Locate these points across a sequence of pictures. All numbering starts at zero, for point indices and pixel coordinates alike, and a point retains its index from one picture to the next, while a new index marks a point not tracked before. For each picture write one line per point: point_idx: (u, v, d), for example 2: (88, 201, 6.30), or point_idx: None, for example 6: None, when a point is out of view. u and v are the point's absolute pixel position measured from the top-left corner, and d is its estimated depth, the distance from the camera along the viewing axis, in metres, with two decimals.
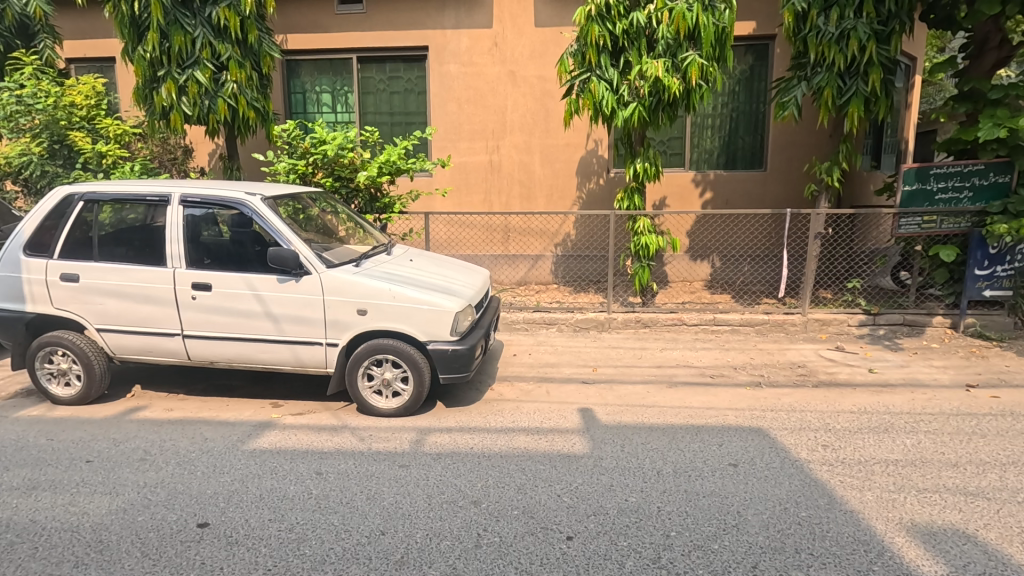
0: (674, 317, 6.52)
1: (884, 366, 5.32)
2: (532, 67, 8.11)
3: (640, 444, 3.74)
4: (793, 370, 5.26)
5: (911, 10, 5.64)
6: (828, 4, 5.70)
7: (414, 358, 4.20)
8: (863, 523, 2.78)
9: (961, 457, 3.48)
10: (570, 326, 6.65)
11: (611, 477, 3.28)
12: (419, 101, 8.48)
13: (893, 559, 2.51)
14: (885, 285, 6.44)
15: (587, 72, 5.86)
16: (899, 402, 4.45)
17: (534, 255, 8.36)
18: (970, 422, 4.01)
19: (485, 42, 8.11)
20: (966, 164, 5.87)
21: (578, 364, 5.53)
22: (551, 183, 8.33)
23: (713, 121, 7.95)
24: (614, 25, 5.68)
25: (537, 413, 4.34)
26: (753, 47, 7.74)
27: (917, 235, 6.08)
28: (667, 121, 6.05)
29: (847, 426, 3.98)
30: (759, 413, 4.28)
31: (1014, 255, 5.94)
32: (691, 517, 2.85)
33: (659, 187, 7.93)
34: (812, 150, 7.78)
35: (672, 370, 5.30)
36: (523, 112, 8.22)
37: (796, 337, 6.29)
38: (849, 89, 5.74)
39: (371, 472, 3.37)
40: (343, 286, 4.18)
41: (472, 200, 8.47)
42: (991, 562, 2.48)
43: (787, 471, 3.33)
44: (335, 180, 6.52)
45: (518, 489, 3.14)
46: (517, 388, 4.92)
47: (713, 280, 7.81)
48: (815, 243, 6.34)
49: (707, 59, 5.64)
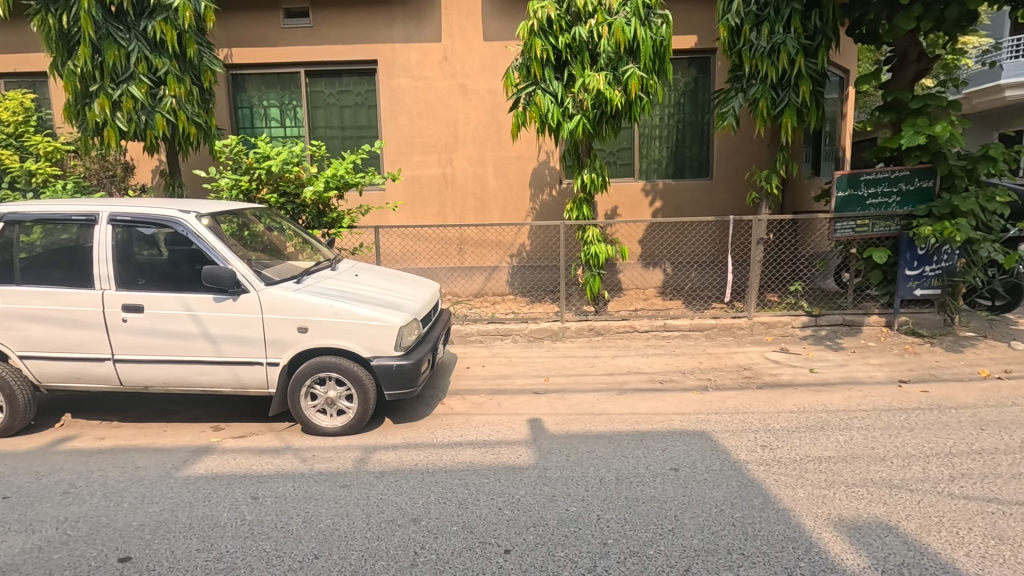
0: (626, 325, 6.64)
1: (824, 365, 5.51)
2: (482, 80, 8.18)
3: (586, 453, 3.76)
4: (739, 373, 5.39)
5: (836, 25, 5.93)
6: (760, 20, 5.94)
7: (359, 374, 4.13)
8: (794, 520, 2.86)
9: (889, 450, 3.62)
10: (525, 337, 6.66)
11: (553, 487, 3.28)
12: (370, 115, 8.43)
13: (819, 555, 2.58)
14: (827, 287, 6.85)
15: (533, 85, 5.96)
16: (837, 400, 4.60)
17: (489, 266, 8.38)
18: (900, 417, 4.18)
19: (434, 56, 8.14)
20: (894, 171, 6.15)
21: (531, 374, 5.54)
22: (505, 195, 8.38)
23: (660, 131, 8.16)
24: (556, 39, 5.78)
25: (486, 426, 4.31)
26: (696, 61, 8.00)
27: (852, 238, 6.35)
28: (611, 133, 6.17)
29: (786, 426, 4.10)
30: (705, 416, 4.37)
31: (940, 256, 6.26)
32: (628, 524, 2.87)
33: (609, 197, 8.09)
34: (754, 159, 8.07)
35: (623, 377, 5.36)
36: (474, 125, 8.26)
37: (743, 340, 6.46)
38: (782, 100, 5.98)
39: (311, 494, 3.28)
40: (282, 304, 4.09)
41: (425, 213, 8.44)
42: (909, 552, 2.57)
43: (727, 473, 3.40)
44: (281, 196, 6.41)
45: (459, 504, 3.11)
46: (468, 401, 4.88)
47: (665, 287, 8.00)
48: (758, 248, 6.54)
49: (647, 72, 5.79)
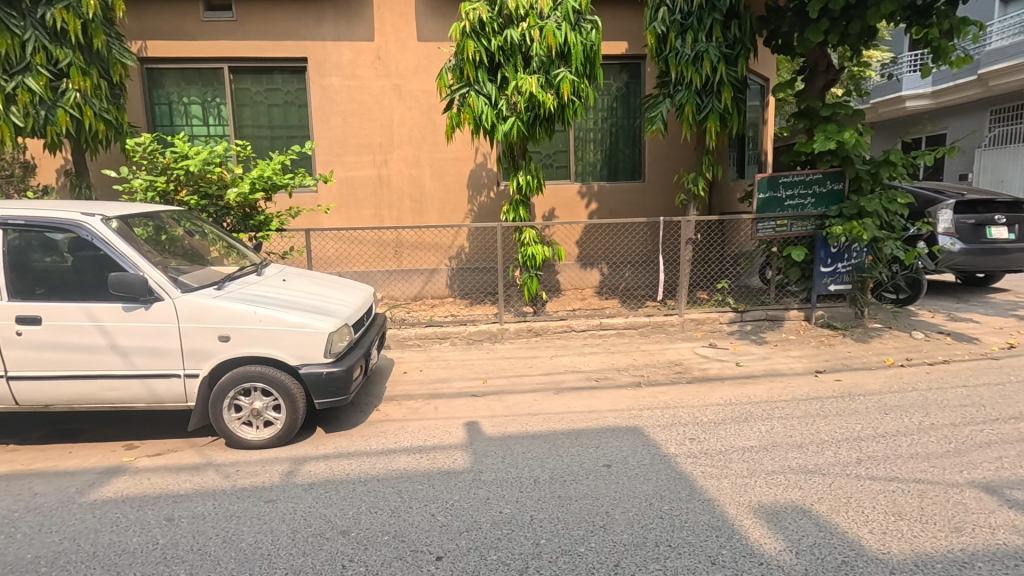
0: (564, 325, 6.71)
1: (749, 359, 5.79)
2: (417, 81, 8.08)
3: (522, 453, 3.77)
4: (671, 368, 5.58)
5: (754, 36, 6.26)
6: (684, 28, 6.19)
7: (287, 384, 3.96)
8: (718, 509, 2.97)
9: (805, 438, 3.84)
10: (463, 340, 6.62)
11: (488, 490, 3.27)
12: (301, 114, 8.14)
13: (740, 541, 2.68)
14: (752, 284, 7.14)
15: (466, 87, 5.96)
16: (760, 392, 4.84)
17: (428, 269, 8.29)
18: (815, 405, 4.45)
19: (367, 55, 7.96)
20: (808, 174, 6.54)
21: (469, 377, 5.50)
22: (442, 197, 8.30)
23: (594, 135, 8.34)
24: (488, 41, 5.80)
25: (422, 431, 4.24)
26: (627, 66, 8.23)
27: (773, 237, 6.72)
28: (545, 135, 6.22)
29: (713, 418, 4.27)
30: (638, 412, 4.48)
31: (850, 253, 6.73)
32: (560, 523, 2.90)
33: (546, 199, 8.17)
34: (683, 162, 8.38)
35: (560, 377, 5.42)
36: (410, 126, 8.15)
37: (675, 337, 6.69)
38: (706, 106, 6.23)
39: (232, 512, 3.11)
40: (200, 312, 3.85)
41: (361, 215, 8.23)
42: (820, 532, 2.73)
43: (656, 467, 3.49)
44: (202, 198, 6.06)
45: (391, 513, 3.04)
46: (404, 407, 4.79)
47: (602, 286, 8.20)
48: (687, 248, 6.79)
49: (578, 76, 5.88)
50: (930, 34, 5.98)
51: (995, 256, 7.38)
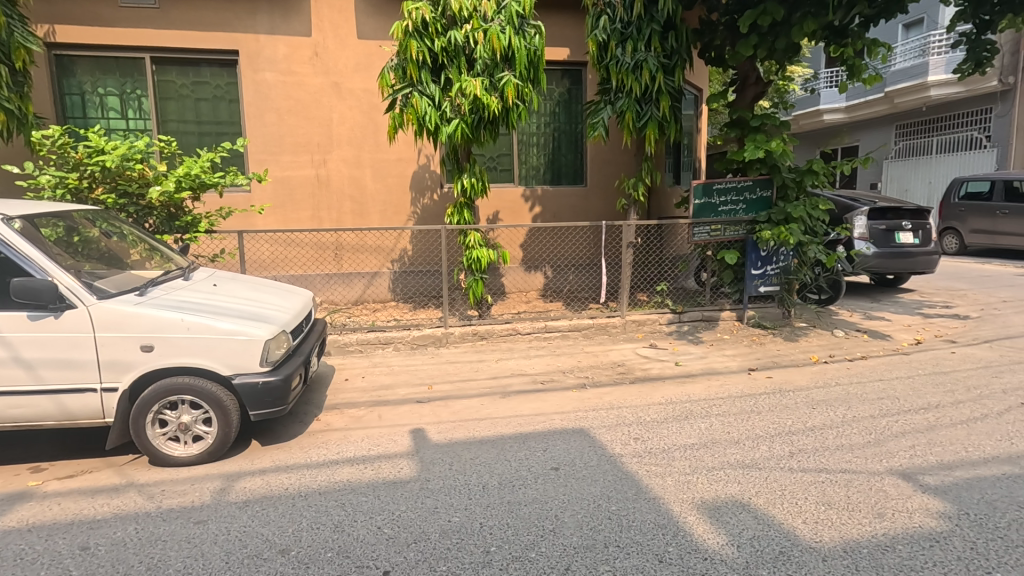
0: (509, 328, 6.70)
1: (688, 358, 5.99)
2: (357, 79, 7.87)
3: (469, 460, 3.72)
4: (615, 369, 5.69)
5: (689, 47, 6.51)
6: (624, 37, 6.35)
7: (219, 396, 3.72)
8: (664, 508, 3.04)
9: (742, 433, 4.01)
10: (407, 344, 6.49)
11: (435, 498, 3.20)
12: (232, 110, 7.73)
13: (685, 538, 2.76)
14: (688, 286, 7.41)
15: (409, 87, 5.87)
16: (699, 390, 5.02)
17: (369, 272, 8.07)
18: (750, 402, 4.66)
19: (303, 51, 7.66)
20: (740, 181, 6.87)
21: (414, 383, 5.37)
22: (383, 199, 8.11)
23: (537, 139, 8.41)
24: (431, 42, 5.73)
25: (366, 440, 4.11)
26: (569, 72, 8.37)
27: (708, 241, 7.03)
28: (490, 138, 6.21)
29: (656, 417, 4.38)
30: (583, 413, 4.53)
31: (777, 257, 7.12)
32: (511, 529, 2.87)
33: (490, 202, 8.17)
34: (623, 168, 8.60)
35: (506, 380, 5.40)
36: (350, 126, 7.92)
37: (617, 338, 6.82)
38: (646, 114, 6.42)
39: (157, 536, 2.88)
40: (120, 321, 3.56)
41: (298, 216, 7.90)
42: (759, 525, 2.85)
43: (603, 468, 3.54)
44: (120, 197, 5.61)
45: (334, 528, 2.91)
46: (346, 415, 4.62)
47: (546, 289, 8.30)
48: (628, 251, 6.97)
49: (522, 80, 5.90)
50: (846, 52, 6.37)
51: (904, 259, 8.02)
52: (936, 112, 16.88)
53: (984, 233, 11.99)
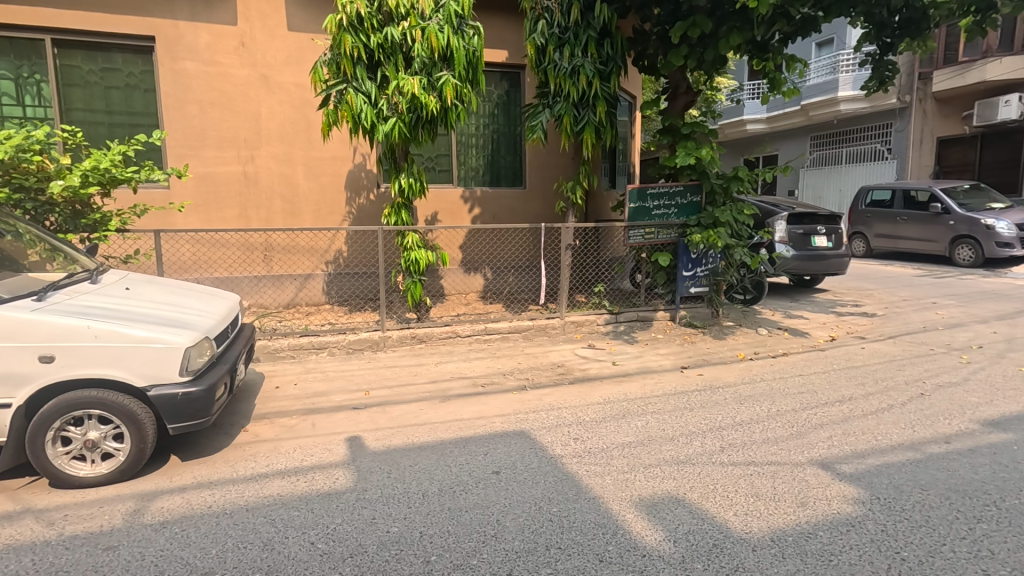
0: (448, 330, 6.61)
1: (624, 358, 6.15)
2: (288, 73, 7.53)
3: (408, 467, 3.62)
4: (554, 370, 5.74)
5: (624, 55, 6.67)
6: (561, 42, 6.43)
7: (132, 409, 3.43)
8: (603, 507, 3.08)
9: (676, 430, 4.14)
10: (343, 349, 6.26)
11: (373, 509, 3.08)
12: (147, 100, 7.19)
13: (624, 536, 2.80)
14: (624, 288, 7.68)
15: (344, 83, 5.69)
16: (635, 389, 5.16)
17: (301, 274, 7.74)
18: (683, 399, 4.83)
19: (228, 41, 7.25)
20: (671, 187, 7.12)
21: (349, 390, 5.18)
22: (316, 198, 7.80)
23: (476, 140, 8.37)
24: (367, 37, 5.57)
25: (298, 450, 3.92)
26: (507, 75, 8.39)
27: (642, 244, 7.24)
28: (428, 138, 6.11)
29: (595, 417, 4.45)
30: (524, 415, 4.54)
31: (706, 259, 7.46)
32: (452, 536, 2.82)
33: (428, 203, 8.06)
34: (561, 170, 8.71)
35: (446, 384, 5.32)
36: (280, 121, 7.56)
37: (556, 339, 6.89)
38: (583, 118, 6.52)
39: (57, 567, 2.61)
40: (14, 329, 3.21)
41: (223, 215, 7.46)
42: (694, 519, 2.94)
43: (544, 470, 3.55)
44: (15, 192, 5.09)
45: (263, 546, 2.75)
46: (277, 425, 4.39)
47: (486, 291, 8.32)
48: (567, 253, 7.07)
49: (460, 80, 5.83)
50: (768, 67, 6.75)
51: (818, 261, 8.60)
52: (845, 125, 18.26)
53: (887, 237, 13.10)
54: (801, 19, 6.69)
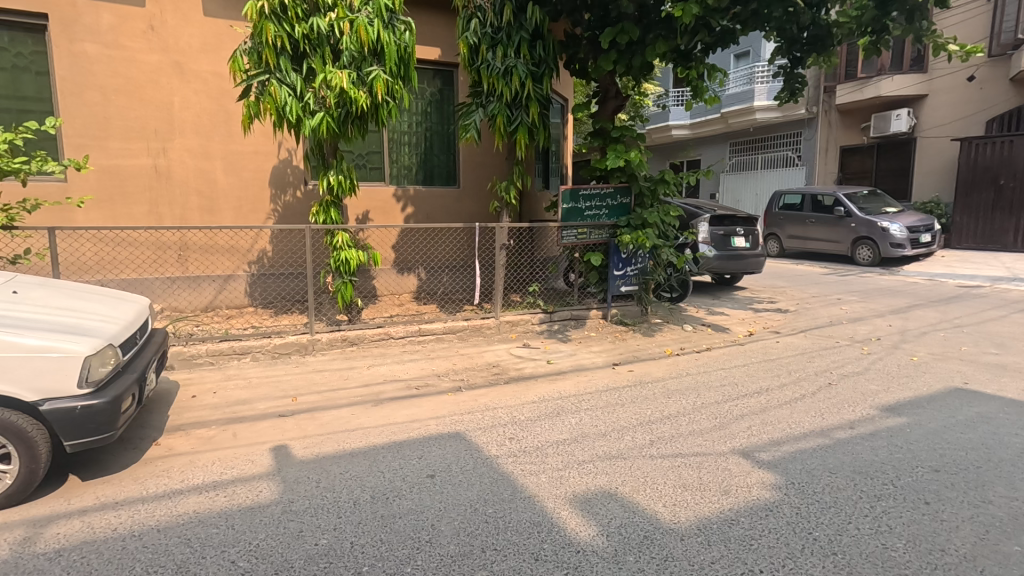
0: (381, 332, 6.44)
1: (558, 356, 6.23)
2: (204, 61, 7.06)
3: (339, 474, 3.49)
4: (490, 370, 5.73)
5: (556, 58, 6.76)
6: (494, 42, 6.43)
7: (21, 427, 3.09)
8: (538, 505, 3.10)
9: (608, 426, 4.24)
10: (267, 354, 5.95)
11: (301, 521, 2.94)
12: (39, 84, 6.52)
13: (559, 533, 2.83)
14: (558, 287, 7.78)
15: (266, 74, 5.40)
16: (569, 386, 5.24)
17: (221, 275, 7.29)
18: (615, 395, 4.96)
19: (135, 23, 6.70)
20: (602, 188, 7.29)
21: (275, 397, 4.93)
22: (237, 194, 7.37)
23: (409, 138, 8.22)
24: (291, 27, 5.32)
25: (217, 463, 3.67)
26: (440, 73, 8.30)
27: (575, 244, 7.34)
28: (358, 134, 5.92)
29: (530, 416, 4.47)
30: (459, 417, 4.49)
31: (636, 259, 7.68)
32: (384, 545, 2.74)
33: (358, 201, 7.83)
34: (495, 170, 8.71)
35: (379, 388, 5.18)
36: (196, 112, 7.08)
37: (491, 339, 6.89)
38: (516, 119, 6.56)
39: None
40: None
41: (130, 211, 6.89)
42: (625, 513, 3.02)
43: (479, 471, 3.52)
44: None
45: (177, 569, 2.55)
46: (193, 437, 4.10)
47: (419, 291, 8.19)
48: (503, 253, 7.07)
49: (392, 76, 5.69)
50: (691, 75, 7.10)
51: (738, 261, 9.10)
52: (761, 133, 19.47)
53: (798, 238, 14.08)
54: (721, 31, 7.07)
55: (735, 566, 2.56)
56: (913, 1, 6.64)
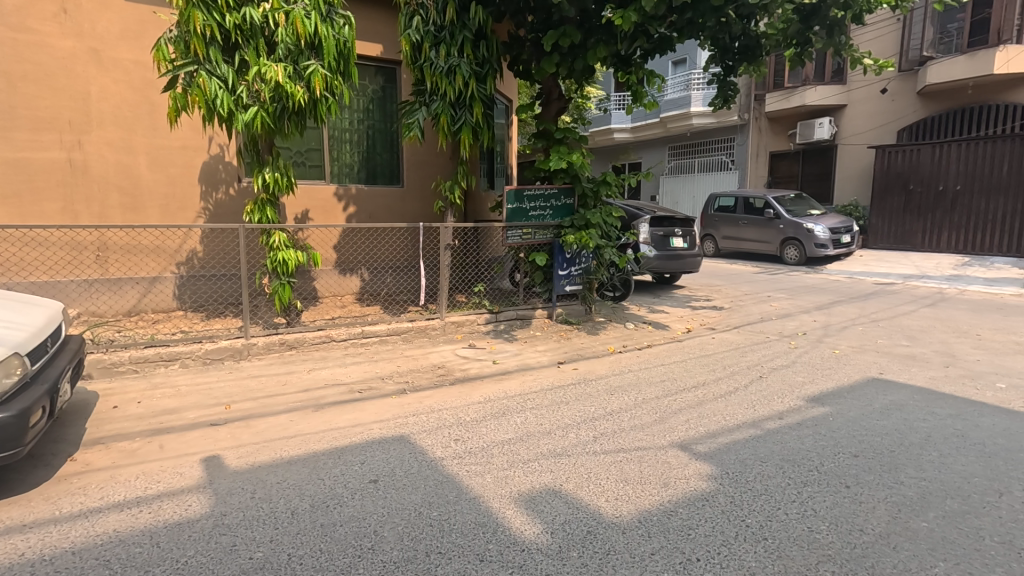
0: (322, 335, 6.25)
1: (504, 356, 6.25)
2: (124, 49, 6.62)
3: (276, 484, 3.35)
4: (435, 372, 5.67)
5: (500, 58, 6.77)
6: (437, 40, 6.37)
7: None
8: (483, 505, 3.09)
9: (553, 424, 4.29)
10: (198, 360, 5.64)
11: (234, 535, 2.80)
12: None
13: (504, 533, 2.83)
14: (503, 287, 7.89)
15: (195, 65, 5.12)
16: (514, 386, 5.26)
17: (146, 277, 6.85)
18: (559, 393, 5.02)
19: (44, 5, 6.18)
20: (546, 189, 7.36)
21: (206, 405, 4.68)
22: (164, 191, 6.96)
23: (350, 135, 8.02)
24: (222, 16, 5.05)
25: (141, 477, 3.44)
26: (382, 70, 8.13)
27: (520, 244, 7.38)
28: (296, 130, 5.72)
29: (475, 416, 4.45)
30: (403, 420, 4.41)
31: (580, 259, 7.80)
32: (324, 554, 2.65)
33: (297, 200, 7.56)
34: (439, 170, 8.63)
35: (320, 392, 5.01)
36: (116, 103, 6.62)
37: (437, 340, 6.82)
38: (460, 118, 6.52)
39: None
40: None
41: (41, 208, 6.36)
42: (569, 509, 3.06)
43: (424, 474, 3.47)
44: None
45: None
46: (114, 451, 3.83)
47: (362, 293, 8.01)
48: (447, 254, 7.01)
49: (331, 71, 5.52)
50: (631, 80, 7.31)
51: (676, 261, 9.42)
52: (697, 137, 20.26)
53: (731, 239, 14.73)
54: (658, 38, 7.31)
55: (674, 556, 2.64)
56: (832, 17, 7.16)
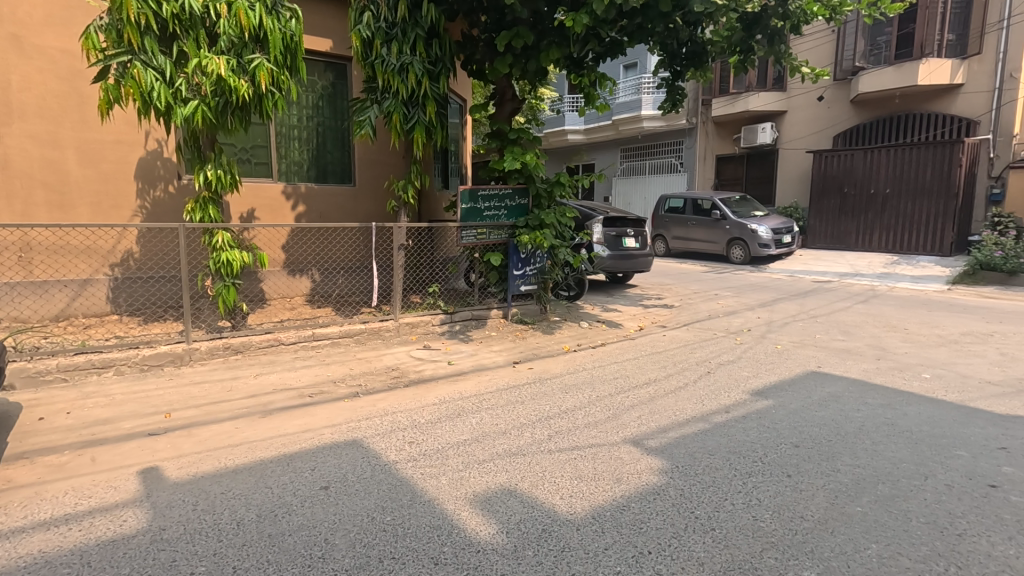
0: (270, 338, 6.04)
1: (459, 356, 6.22)
2: (49, 36, 6.19)
3: (220, 494, 3.21)
4: (389, 374, 5.57)
5: (453, 57, 6.72)
6: (389, 37, 6.27)
7: None
8: (437, 508, 3.06)
9: (508, 424, 4.29)
10: (135, 367, 5.35)
11: (174, 550, 2.67)
12: None
13: (459, 535, 2.81)
14: (458, 287, 7.75)
15: (128, 55, 4.84)
16: (469, 387, 5.23)
17: (76, 279, 6.44)
18: (514, 393, 5.03)
19: None
20: (501, 189, 7.37)
21: (144, 414, 4.43)
22: (96, 188, 6.56)
23: (299, 132, 7.79)
24: (158, 5, 4.80)
25: (71, 493, 3.23)
26: (332, 66, 7.94)
27: (475, 244, 7.36)
28: (240, 126, 5.51)
29: (430, 418, 4.40)
30: (356, 424, 4.31)
31: (535, 259, 7.84)
32: (272, 565, 2.56)
33: (242, 198, 7.28)
34: (392, 169, 8.49)
35: (268, 398, 4.84)
36: (41, 93, 6.19)
37: (391, 341, 6.71)
38: (412, 116, 6.44)
39: None
40: None
41: None
42: (524, 508, 3.07)
43: (377, 478, 3.41)
44: None
45: None
46: (39, 466, 3.57)
47: (313, 295, 7.79)
48: (400, 254, 6.91)
49: (277, 66, 5.34)
50: (584, 82, 7.39)
51: (628, 261, 9.60)
52: (647, 140, 20.75)
53: (681, 239, 15.17)
54: (610, 41, 7.42)
55: (626, 550, 2.69)
56: (773, 26, 7.49)
